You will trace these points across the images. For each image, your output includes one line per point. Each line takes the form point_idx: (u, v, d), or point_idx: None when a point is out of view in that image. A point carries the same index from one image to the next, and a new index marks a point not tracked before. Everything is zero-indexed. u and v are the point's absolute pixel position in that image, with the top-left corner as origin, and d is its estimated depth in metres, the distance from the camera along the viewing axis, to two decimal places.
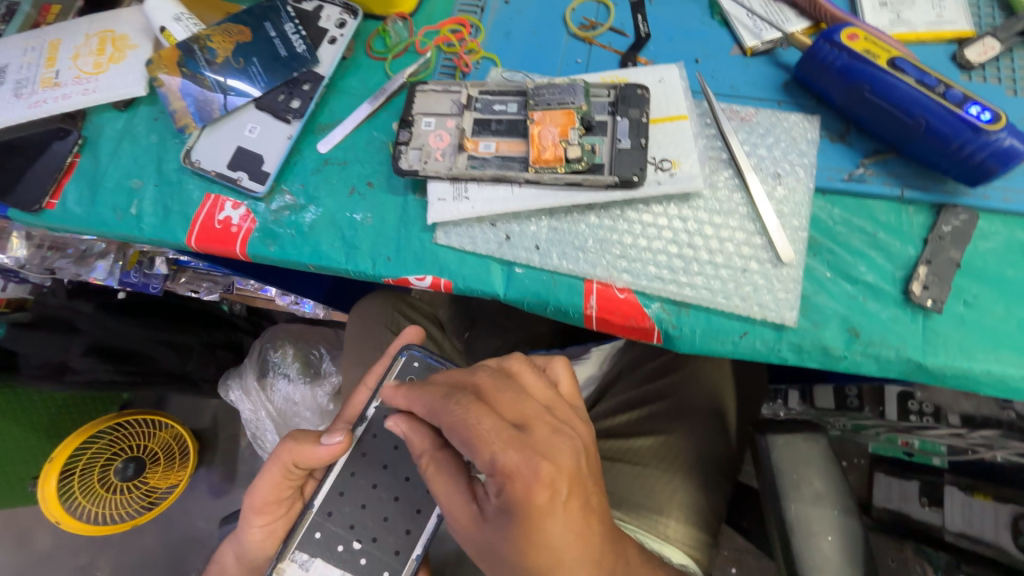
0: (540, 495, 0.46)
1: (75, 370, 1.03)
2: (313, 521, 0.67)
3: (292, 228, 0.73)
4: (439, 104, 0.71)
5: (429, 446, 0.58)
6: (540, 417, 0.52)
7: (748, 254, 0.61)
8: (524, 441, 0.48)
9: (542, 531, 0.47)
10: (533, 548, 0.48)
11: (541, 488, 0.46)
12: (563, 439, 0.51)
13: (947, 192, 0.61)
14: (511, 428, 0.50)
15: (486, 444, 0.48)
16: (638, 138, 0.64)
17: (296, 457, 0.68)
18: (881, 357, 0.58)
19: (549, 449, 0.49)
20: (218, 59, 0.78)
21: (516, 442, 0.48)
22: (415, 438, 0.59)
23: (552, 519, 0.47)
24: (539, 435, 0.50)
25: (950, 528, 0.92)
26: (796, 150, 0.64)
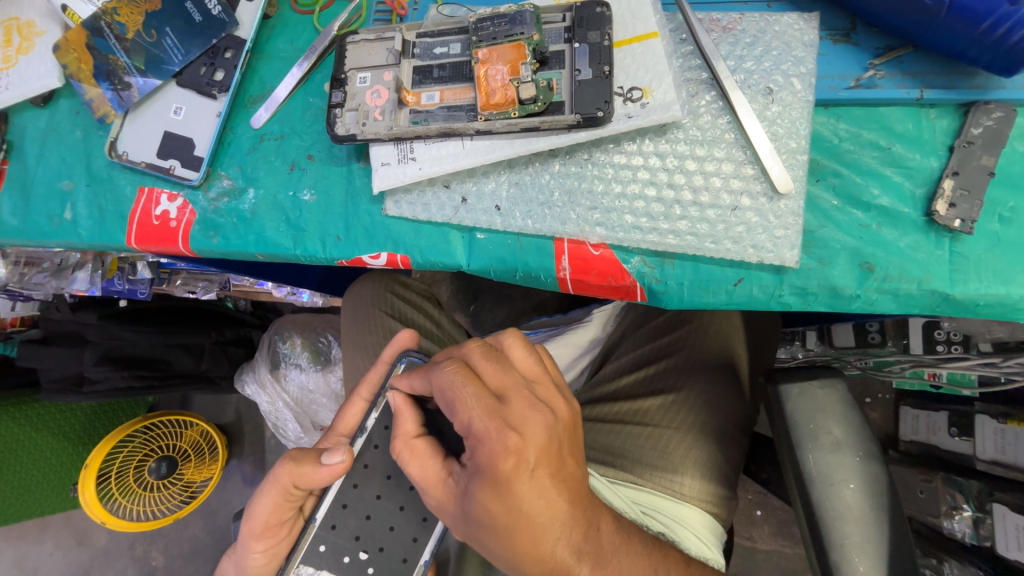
0: (505, 461, 0.44)
1: (92, 380, 0.98)
2: (318, 535, 0.61)
3: (233, 216, 0.67)
4: (373, 56, 0.62)
5: (406, 433, 0.53)
6: (519, 388, 0.47)
7: (738, 189, 0.53)
8: (499, 409, 0.45)
9: (511, 496, 0.44)
10: (508, 517, 0.45)
11: (507, 454, 0.44)
12: (541, 410, 0.46)
13: (977, 87, 0.50)
14: (488, 395, 0.45)
15: (463, 407, 0.45)
16: (600, 65, 0.55)
17: (296, 480, 0.59)
18: (901, 293, 0.50)
19: (521, 421, 0.45)
20: (128, 35, 0.67)
21: (489, 409, 0.45)
22: (403, 422, 0.53)
23: (521, 482, 0.44)
24: (514, 404, 0.46)
25: (981, 456, 0.83)
26: (790, 58, 0.53)
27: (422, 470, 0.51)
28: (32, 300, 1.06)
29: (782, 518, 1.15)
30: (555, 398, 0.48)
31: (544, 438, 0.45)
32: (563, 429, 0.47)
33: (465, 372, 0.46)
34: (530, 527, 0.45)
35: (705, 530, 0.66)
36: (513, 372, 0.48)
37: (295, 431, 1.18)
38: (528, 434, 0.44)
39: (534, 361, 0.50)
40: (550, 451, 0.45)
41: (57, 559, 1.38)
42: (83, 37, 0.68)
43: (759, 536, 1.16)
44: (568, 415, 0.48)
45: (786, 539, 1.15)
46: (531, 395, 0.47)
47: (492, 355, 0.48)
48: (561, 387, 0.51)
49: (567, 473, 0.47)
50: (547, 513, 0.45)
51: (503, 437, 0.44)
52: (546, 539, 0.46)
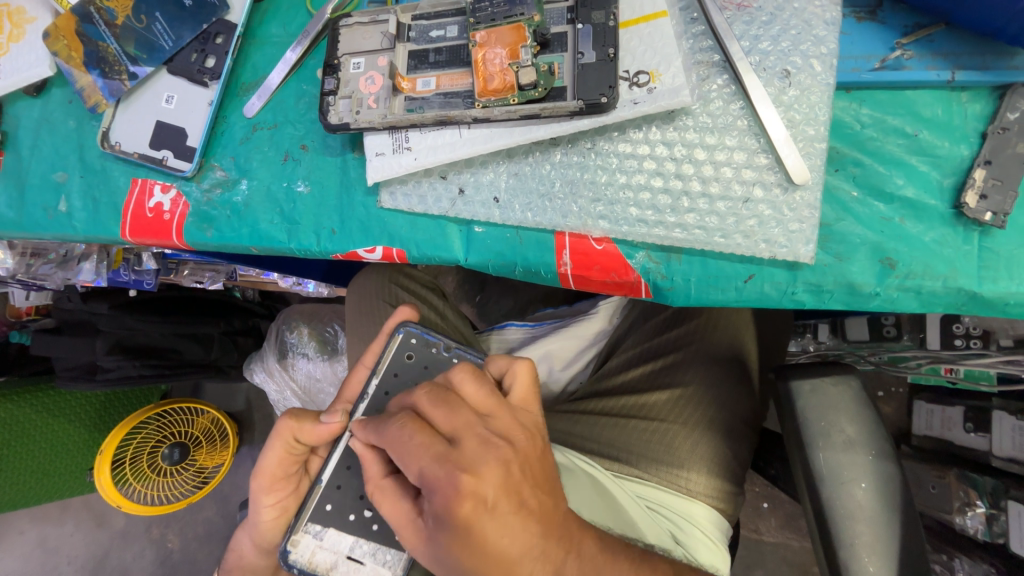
0: (464, 504, 0.41)
1: (105, 369, 0.98)
2: (323, 494, 0.58)
3: (226, 208, 0.65)
4: (367, 39, 0.60)
5: (376, 476, 0.50)
6: (469, 427, 0.45)
7: (751, 179, 0.50)
8: (449, 453, 0.43)
9: (475, 541, 0.41)
10: (476, 563, 0.42)
11: (462, 498, 0.41)
12: (495, 446, 0.44)
13: (1017, 68, 0.46)
14: (438, 440, 0.44)
15: (413, 457, 0.43)
16: (604, 48, 0.51)
17: (298, 434, 0.59)
18: (924, 290, 0.47)
19: (472, 459, 0.43)
20: (118, 21, 0.65)
21: (438, 455, 0.43)
22: (369, 466, 0.50)
23: (483, 522, 0.41)
24: (466, 444, 0.43)
25: (998, 454, 0.81)
26: (811, 37, 0.50)
27: (395, 513, 0.47)
28: (45, 291, 1.06)
29: (789, 511, 1.13)
30: (513, 432, 0.46)
31: (501, 478, 0.42)
32: (524, 461, 0.45)
33: (412, 422, 0.45)
34: (502, 567, 0.42)
35: (711, 526, 0.65)
36: (464, 412, 0.46)
37: None
38: (484, 475, 0.42)
39: (485, 393, 0.47)
40: (510, 483, 0.43)
41: (79, 539, 1.42)
42: (73, 24, 0.66)
43: (765, 529, 1.14)
44: (527, 445, 0.46)
45: (793, 531, 1.13)
46: (483, 432, 0.45)
47: (439, 398, 0.46)
48: (517, 412, 0.48)
49: (533, 503, 0.44)
50: (519, 546, 0.42)
51: (453, 481, 0.41)
52: (521, 572, 0.43)
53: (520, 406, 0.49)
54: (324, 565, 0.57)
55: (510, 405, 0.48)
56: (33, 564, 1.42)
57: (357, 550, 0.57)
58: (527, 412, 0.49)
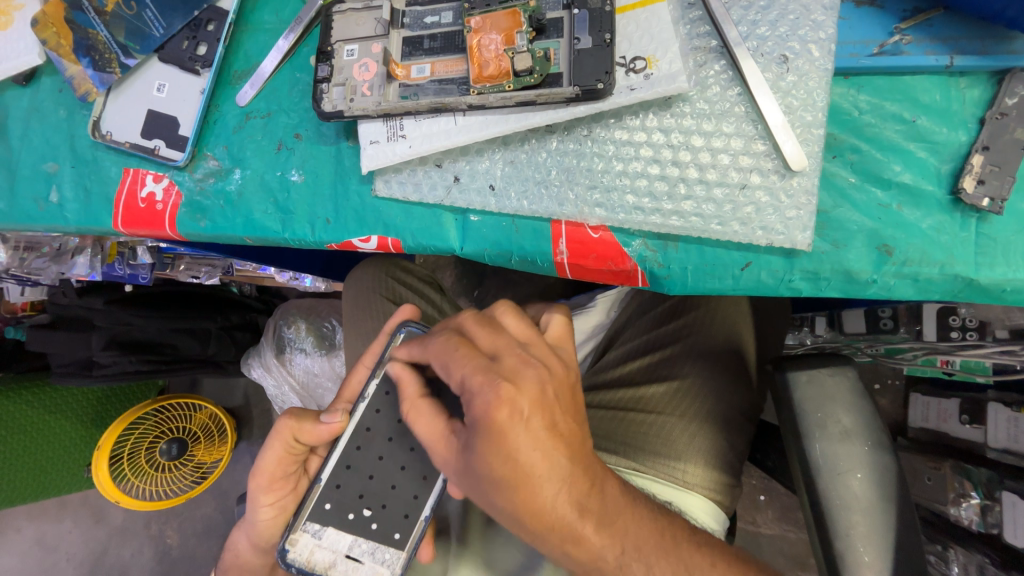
0: (499, 412, 0.41)
1: (102, 364, 0.99)
2: (322, 494, 0.57)
3: (220, 197, 0.65)
4: (361, 26, 0.59)
5: (410, 396, 0.51)
6: (510, 348, 0.45)
7: (748, 166, 0.49)
8: (491, 366, 0.43)
9: (508, 449, 0.41)
10: (508, 471, 0.42)
11: (500, 404, 0.41)
12: (534, 365, 0.44)
13: (1015, 52, 0.46)
14: (479, 355, 0.44)
15: (456, 366, 0.44)
16: (601, 33, 0.51)
17: (298, 435, 0.58)
18: (921, 278, 0.47)
19: (516, 373, 0.43)
20: (107, 7, 0.65)
21: (480, 367, 0.43)
22: (404, 386, 0.52)
23: (516, 431, 0.41)
24: (508, 360, 0.44)
25: (992, 445, 0.80)
26: (809, 22, 0.49)
27: (427, 429, 0.48)
28: (40, 286, 1.05)
29: (786, 503, 1.13)
30: (551, 356, 0.46)
31: (538, 391, 0.43)
32: (560, 384, 0.45)
33: (456, 338, 0.46)
34: (528, 479, 0.42)
35: (708, 517, 0.65)
36: (504, 337, 0.46)
37: None
38: (522, 385, 0.42)
39: (526, 324, 0.48)
40: (544, 403, 0.43)
41: (78, 535, 1.42)
42: (62, 11, 0.66)
43: (762, 521, 1.15)
44: (564, 372, 0.46)
45: (790, 524, 1.14)
46: (524, 353, 0.45)
47: (486, 321, 0.47)
48: (556, 350, 0.48)
49: (564, 427, 0.44)
50: (545, 464, 0.42)
51: (494, 386, 0.42)
52: (546, 491, 0.42)
53: (555, 344, 0.49)
54: (323, 564, 0.57)
55: (547, 339, 0.49)
56: (32, 560, 1.42)
57: (356, 549, 0.57)
58: (565, 350, 0.49)
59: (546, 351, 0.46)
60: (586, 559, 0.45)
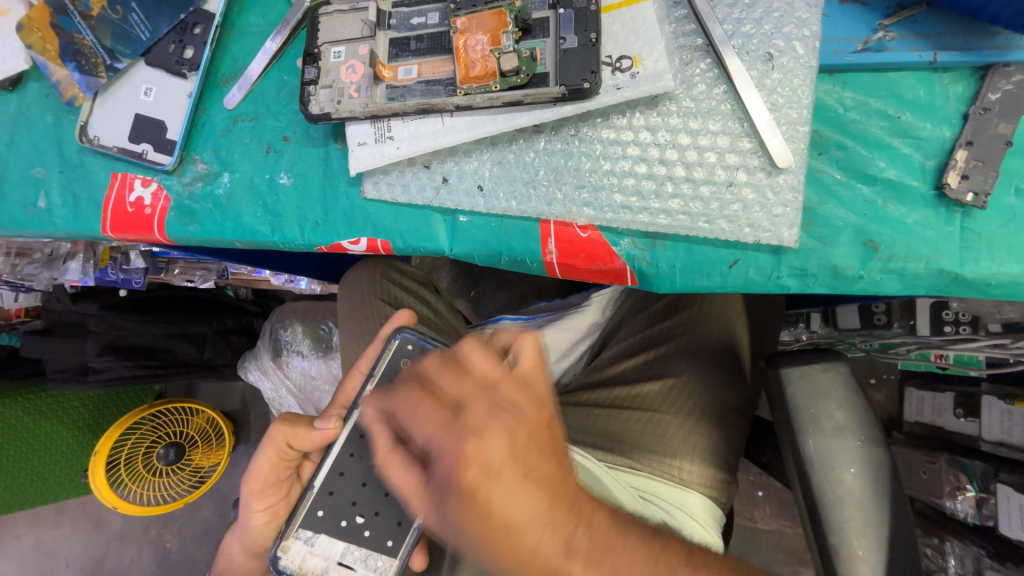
0: (468, 470, 0.42)
1: (98, 370, 0.99)
2: (315, 500, 0.57)
3: (208, 201, 0.64)
4: (347, 28, 0.59)
5: (382, 448, 0.49)
6: (476, 395, 0.45)
7: (734, 164, 0.50)
8: (454, 421, 0.44)
9: (482, 505, 0.42)
10: (487, 524, 0.42)
11: (466, 463, 0.42)
12: (501, 412, 0.44)
13: (999, 47, 0.46)
14: (442, 410, 0.44)
15: (420, 424, 0.45)
16: (586, 32, 0.51)
17: (290, 440, 0.58)
18: (907, 272, 0.47)
19: (480, 427, 0.43)
20: (93, 11, 0.64)
21: (442, 425, 0.44)
22: (376, 439, 0.50)
23: (486, 489, 0.42)
24: (473, 410, 0.44)
25: (986, 438, 0.81)
26: (793, 19, 0.49)
27: (401, 480, 0.48)
28: (34, 291, 1.05)
29: (784, 499, 1.14)
30: (520, 397, 0.46)
31: (506, 442, 0.43)
32: (530, 428, 0.44)
33: (417, 390, 0.46)
34: (508, 532, 0.41)
35: (704, 515, 0.65)
36: (470, 382, 0.46)
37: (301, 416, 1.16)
38: (489, 437, 0.43)
39: (492, 362, 0.47)
40: (517, 450, 0.43)
41: (76, 542, 1.41)
42: (47, 16, 0.65)
43: (760, 517, 1.15)
44: (536, 414, 0.45)
45: (788, 519, 1.14)
46: (489, 400, 0.45)
47: (448, 365, 0.47)
48: (526, 386, 0.47)
49: (539, 472, 0.43)
50: (525, 513, 0.42)
51: (455, 449, 0.42)
52: (530, 538, 0.42)
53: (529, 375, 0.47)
54: (315, 570, 0.57)
55: (518, 374, 0.47)
56: (31, 566, 1.41)
57: (348, 556, 0.57)
58: (539, 382, 0.47)
59: (517, 390, 0.46)
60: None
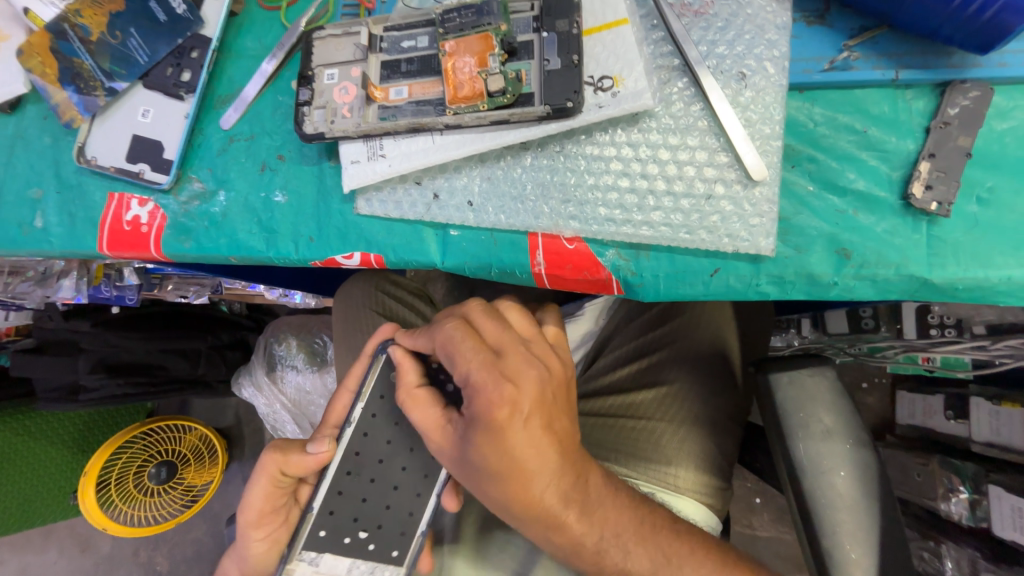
0: (501, 410, 0.44)
1: (88, 388, 0.98)
2: (317, 521, 0.56)
3: (204, 219, 0.66)
4: (340, 51, 0.61)
5: (408, 385, 0.52)
6: (515, 345, 0.48)
7: (713, 177, 0.52)
8: (497, 362, 0.46)
9: (502, 446, 0.45)
10: (502, 464, 0.45)
11: (502, 404, 0.44)
12: (536, 365, 0.47)
13: (954, 66, 0.49)
14: (486, 350, 0.47)
15: (463, 359, 0.46)
16: (569, 54, 0.53)
17: (283, 467, 0.57)
18: (879, 278, 0.49)
19: (518, 374, 0.46)
20: (93, 37, 0.66)
21: (486, 362, 0.46)
22: (404, 375, 0.52)
23: (516, 430, 0.44)
24: (511, 358, 0.47)
25: (976, 438, 0.83)
26: (764, 41, 0.52)
27: (423, 417, 0.50)
28: (24, 309, 1.04)
29: (779, 506, 1.15)
30: (551, 356, 0.50)
31: (538, 392, 0.46)
32: (557, 384, 0.48)
33: (464, 327, 0.48)
34: (522, 474, 0.45)
35: (700, 520, 0.66)
36: (510, 332, 0.49)
37: (294, 432, 1.16)
38: (524, 385, 0.45)
39: (528, 322, 0.51)
40: (544, 403, 0.47)
41: (64, 565, 1.39)
42: (46, 41, 0.67)
43: (758, 524, 1.16)
44: (562, 375, 0.49)
45: (787, 526, 1.15)
46: (527, 352, 0.48)
47: (493, 315, 0.50)
48: (553, 348, 0.51)
49: (560, 428, 0.47)
50: (538, 460, 0.45)
51: (500, 387, 0.44)
52: (537, 484, 0.46)
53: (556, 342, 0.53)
54: None
55: (546, 337, 0.52)
56: None
57: (354, 571, 0.57)
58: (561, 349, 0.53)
59: (544, 351, 0.50)
60: (566, 543, 0.50)
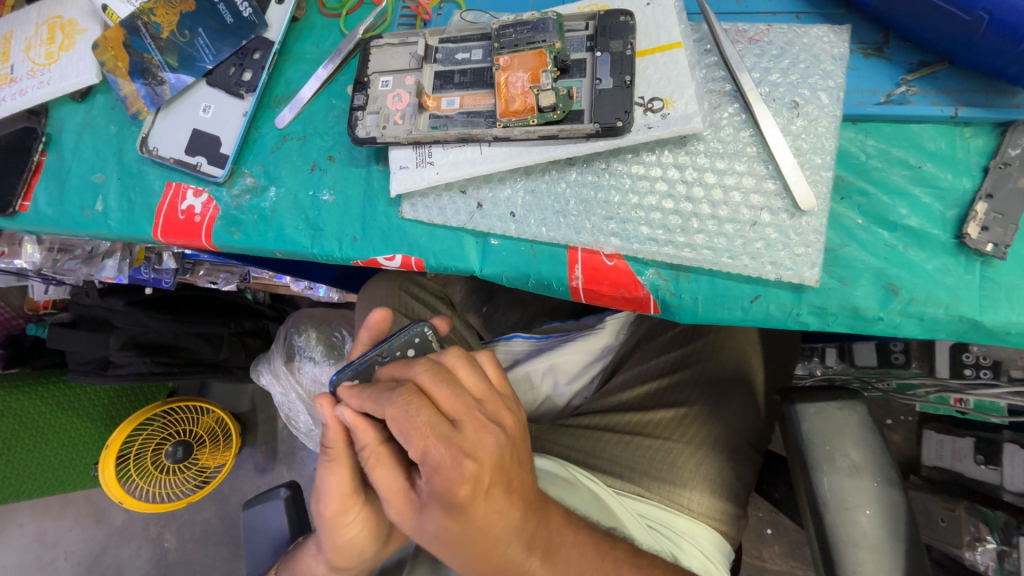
0: (462, 488, 0.45)
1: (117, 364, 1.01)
2: None
3: (254, 213, 0.68)
4: (396, 60, 0.63)
5: (371, 442, 0.51)
6: (470, 412, 0.47)
7: (758, 204, 0.52)
8: (453, 436, 0.45)
9: (485, 491, 0.46)
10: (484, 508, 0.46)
11: (465, 481, 0.45)
12: (491, 431, 0.47)
13: (1017, 106, 0.48)
14: (442, 422, 0.46)
15: (418, 435, 0.45)
16: (622, 75, 0.54)
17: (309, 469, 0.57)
18: (926, 316, 0.49)
19: (475, 447, 0.46)
20: (162, 34, 0.70)
21: (444, 437, 0.45)
22: (362, 435, 0.51)
23: (477, 504, 0.45)
24: (468, 429, 0.46)
25: (1009, 488, 0.79)
26: (819, 71, 0.52)
27: (383, 479, 0.49)
28: (62, 285, 1.09)
29: (794, 539, 1.12)
30: (503, 414, 0.50)
31: (497, 458, 0.46)
32: (513, 445, 0.48)
33: (417, 398, 0.47)
34: (503, 517, 0.47)
35: (712, 547, 0.65)
36: (464, 396, 0.48)
37: (307, 423, 1.18)
38: (482, 458, 0.45)
39: (480, 380, 0.50)
40: (503, 467, 0.47)
41: (79, 534, 1.43)
42: (121, 35, 0.71)
43: (768, 556, 1.13)
44: (516, 431, 0.50)
45: (797, 560, 1.12)
46: (481, 417, 0.48)
47: (443, 379, 0.48)
48: (506, 401, 0.52)
49: (518, 484, 0.48)
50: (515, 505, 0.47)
51: (460, 465, 0.44)
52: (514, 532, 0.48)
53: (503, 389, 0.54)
54: None
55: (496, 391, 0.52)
56: (31, 557, 1.43)
57: None
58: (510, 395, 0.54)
59: (496, 407, 0.50)
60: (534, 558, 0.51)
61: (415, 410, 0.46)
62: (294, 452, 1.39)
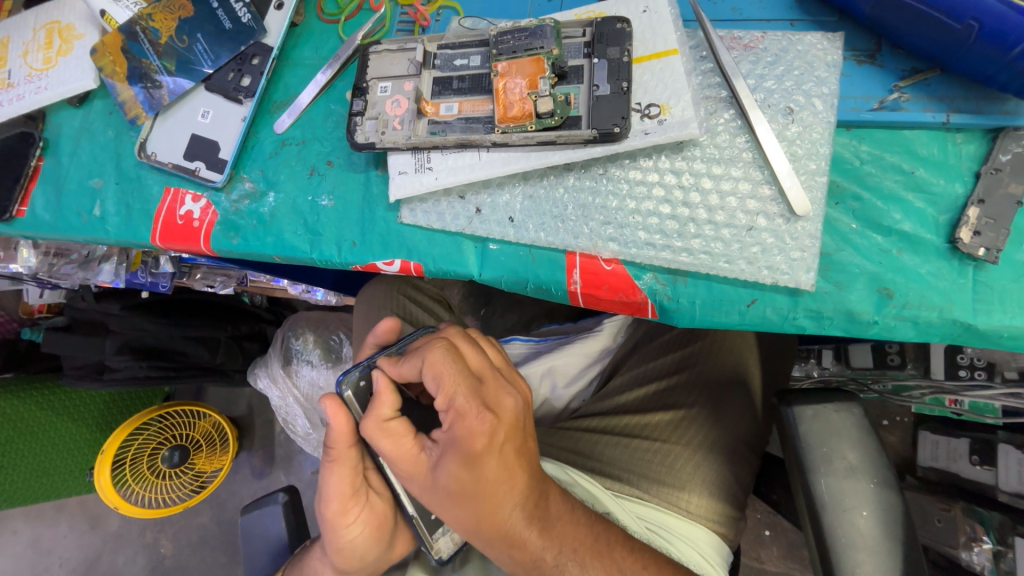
0: (478, 440, 0.47)
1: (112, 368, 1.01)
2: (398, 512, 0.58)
3: (253, 218, 0.69)
4: (395, 66, 0.63)
5: (380, 415, 0.51)
6: (492, 373, 0.51)
7: (754, 209, 0.52)
8: (479, 389, 0.49)
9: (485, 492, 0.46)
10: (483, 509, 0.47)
11: (481, 435, 0.47)
12: (510, 391, 0.51)
13: (1007, 113, 0.49)
14: (470, 375, 0.49)
15: (450, 383, 0.48)
16: (619, 81, 0.55)
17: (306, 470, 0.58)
18: (921, 320, 0.49)
19: (496, 403, 0.49)
20: (161, 40, 0.70)
21: (473, 387, 0.48)
22: (379, 405, 0.51)
23: (491, 459, 0.48)
24: (490, 386, 0.50)
25: (1004, 488, 0.80)
26: (813, 77, 0.53)
27: (395, 447, 0.50)
28: (58, 289, 1.09)
29: (792, 540, 1.12)
30: (518, 381, 0.53)
31: (514, 417, 0.49)
32: (526, 408, 0.52)
33: (452, 350, 0.50)
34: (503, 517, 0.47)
35: (710, 549, 0.65)
36: (485, 361, 0.52)
37: (304, 427, 1.18)
38: (501, 413, 0.49)
39: (500, 352, 0.55)
40: (516, 428, 0.50)
41: (74, 540, 1.42)
42: (119, 41, 0.71)
43: (767, 557, 1.14)
44: (529, 397, 0.53)
45: (795, 561, 1.12)
46: (502, 379, 0.52)
47: (471, 341, 0.53)
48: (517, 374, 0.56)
49: (527, 449, 0.51)
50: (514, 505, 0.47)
51: (482, 416, 0.47)
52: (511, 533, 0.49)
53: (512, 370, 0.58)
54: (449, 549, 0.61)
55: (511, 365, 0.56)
56: (25, 564, 1.42)
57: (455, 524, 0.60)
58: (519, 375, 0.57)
59: (514, 375, 0.53)
60: (525, 559, 0.51)
61: (451, 358, 0.48)
62: (291, 456, 1.39)
